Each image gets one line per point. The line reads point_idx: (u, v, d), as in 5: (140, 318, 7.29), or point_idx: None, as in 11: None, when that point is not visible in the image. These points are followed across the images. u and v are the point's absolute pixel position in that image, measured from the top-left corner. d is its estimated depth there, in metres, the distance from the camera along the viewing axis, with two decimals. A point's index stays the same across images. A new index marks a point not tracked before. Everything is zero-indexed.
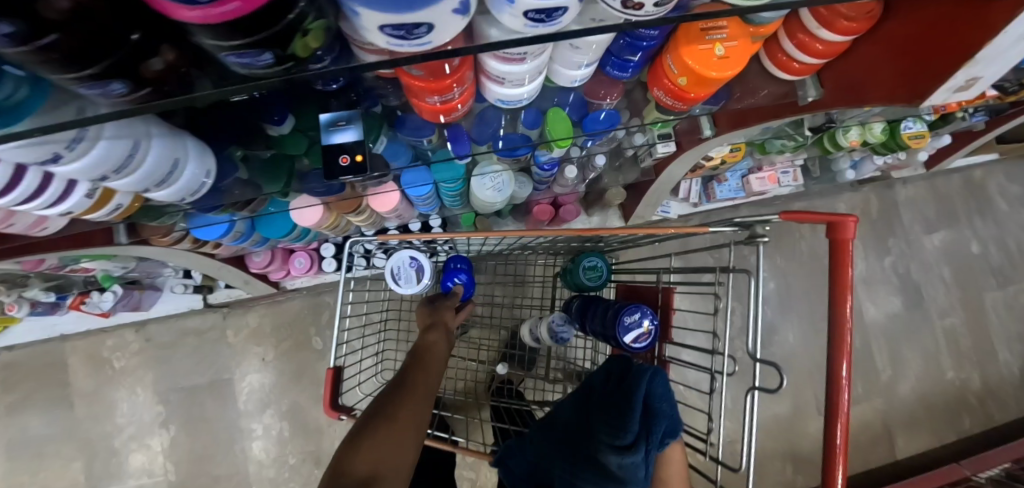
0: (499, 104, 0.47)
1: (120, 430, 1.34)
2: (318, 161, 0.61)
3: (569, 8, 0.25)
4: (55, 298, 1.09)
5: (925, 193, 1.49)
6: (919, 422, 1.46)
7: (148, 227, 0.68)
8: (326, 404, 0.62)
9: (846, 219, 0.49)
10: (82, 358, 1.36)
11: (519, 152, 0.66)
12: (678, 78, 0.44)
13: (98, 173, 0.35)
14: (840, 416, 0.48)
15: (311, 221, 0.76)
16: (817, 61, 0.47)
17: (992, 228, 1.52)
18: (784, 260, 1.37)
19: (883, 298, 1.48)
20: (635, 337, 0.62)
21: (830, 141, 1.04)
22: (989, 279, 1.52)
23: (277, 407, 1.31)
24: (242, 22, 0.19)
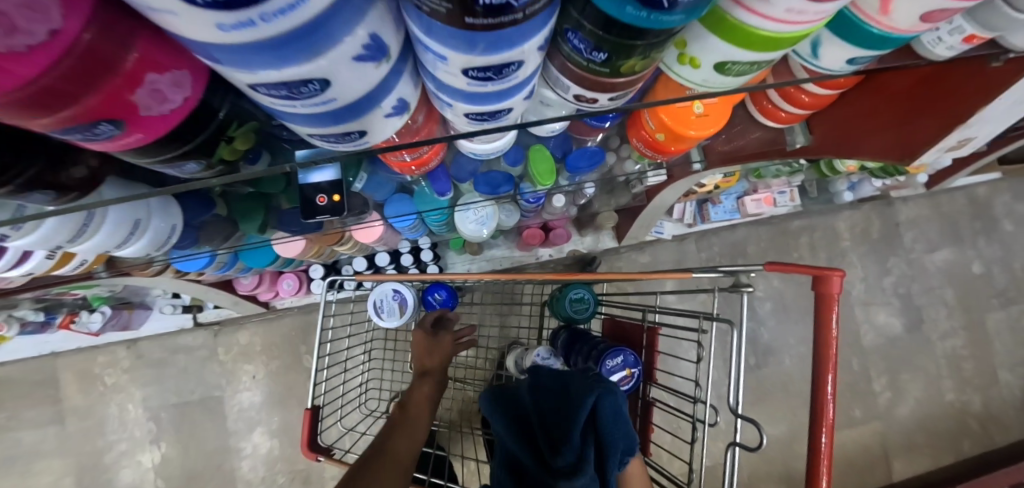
0: (473, 155, 0.46)
1: (111, 446, 1.32)
2: (295, 200, 0.60)
3: (514, 108, 0.24)
4: (44, 318, 1.10)
5: (928, 213, 1.45)
6: (918, 447, 1.41)
7: (127, 262, 0.67)
8: (303, 446, 0.61)
9: (830, 273, 0.48)
10: (73, 374, 1.34)
11: (502, 188, 0.64)
12: (655, 133, 0.43)
13: (50, 244, 0.34)
14: (823, 475, 0.47)
15: (294, 252, 0.75)
16: (802, 112, 0.46)
17: (996, 248, 1.48)
18: (781, 280, 1.35)
19: (883, 319, 1.43)
20: (617, 381, 0.60)
21: (826, 164, 1.03)
22: (992, 300, 1.48)
23: (266, 425, 1.28)
24: (153, 145, 0.19)
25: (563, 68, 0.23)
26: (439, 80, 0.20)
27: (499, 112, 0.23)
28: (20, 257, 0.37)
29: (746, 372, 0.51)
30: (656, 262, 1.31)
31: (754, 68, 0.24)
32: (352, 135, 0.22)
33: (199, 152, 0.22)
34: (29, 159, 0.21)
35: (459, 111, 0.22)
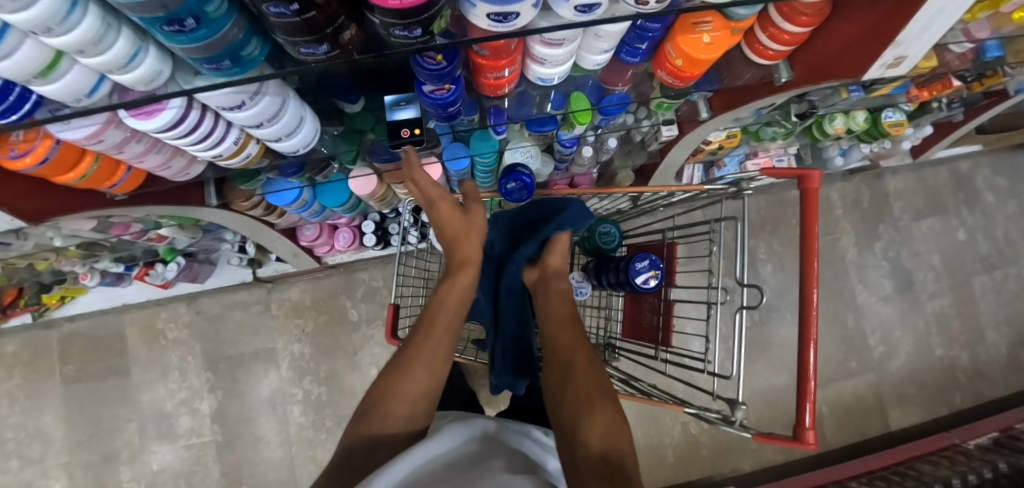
0: (538, 81, 0.61)
1: (170, 395, 1.40)
2: (383, 135, 0.75)
3: (602, 4, 0.38)
4: (124, 269, 1.22)
5: (913, 185, 1.55)
6: (910, 397, 1.49)
7: (235, 190, 0.82)
8: (387, 333, 0.74)
9: (812, 172, 0.62)
10: (138, 329, 1.43)
11: (547, 127, 0.78)
12: (676, 60, 0.57)
13: (257, 120, 0.47)
14: (812, 321, 0.60)
15: (365, 191, 0.89)
16: (786, 48, 0.60)
17: (980, 219, 1.57)
18: (781, 244, 1.48)
19: (874, 281, 1.51)
20: (643, 280, 0.74)
21: (817, 129, 1.17)
22: (976, 264, 1.56)
23: (315, 373, 1.39)
24: (412, 10, 0.33)
25: None
26: None
27: (594, 5, 0.38)
28: (218, 141, 0.50)
29: (748, 254, 0.65)
30: None
31: None
32: (512, 15, 0.36)
33: (425, 23, 0.36)
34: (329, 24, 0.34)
35: (572, 4, 0.38)
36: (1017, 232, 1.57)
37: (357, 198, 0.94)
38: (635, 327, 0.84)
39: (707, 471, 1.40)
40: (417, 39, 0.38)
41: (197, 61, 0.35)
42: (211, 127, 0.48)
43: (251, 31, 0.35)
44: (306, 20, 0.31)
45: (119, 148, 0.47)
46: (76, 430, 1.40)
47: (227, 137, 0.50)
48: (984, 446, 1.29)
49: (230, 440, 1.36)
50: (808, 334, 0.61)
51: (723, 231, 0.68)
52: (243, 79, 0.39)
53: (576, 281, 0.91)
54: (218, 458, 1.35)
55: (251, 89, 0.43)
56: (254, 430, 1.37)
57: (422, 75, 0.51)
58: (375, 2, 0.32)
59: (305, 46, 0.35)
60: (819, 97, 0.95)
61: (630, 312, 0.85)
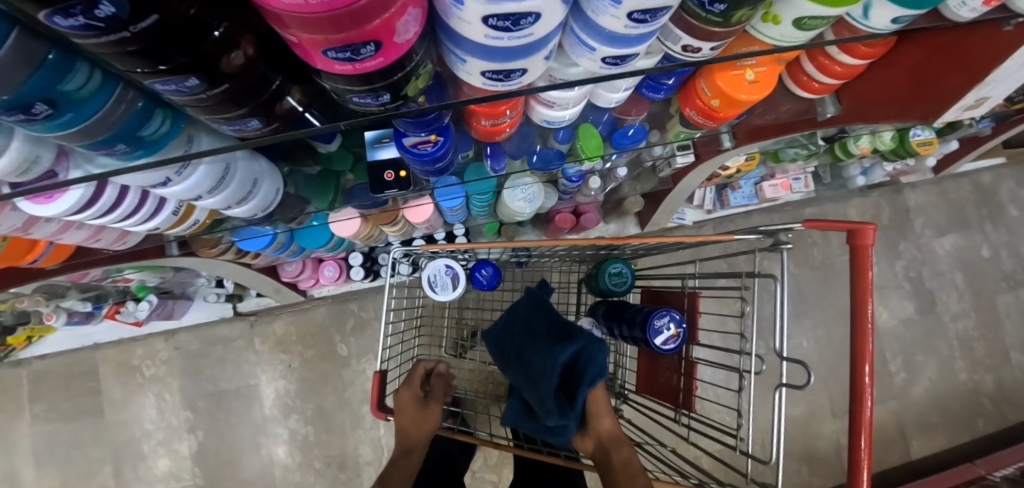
0: (543, 124, 0.51)
1: (148, 436, 1.31)
2: (364, 177, 0.66)
3: (639, 53, 0.29)
4: (92, 308, 1.11)
5: (935, 199, 1.46)
6: (932, 424, 1.41)
7: (199, 239, 0.72)
8: (373, 405, 0.65)
9: (864, 226, 0.53)
10: (112, 366, 1.33)
11: (553, 166, 0.70)
12: (711, 100, 0.48)
13: (194, 193, 0.38)
14: (867, 399, 0.51)
15: (349, 232, 0.80)
16: (835, 81, 0.51)
17: (1004, 234, 1.49)
18: (795, 265, 1.39)
19: (896, 303, 1.42)
20: (664, 339, 0.65)
21: (839, 149, 1.08)
22: (1000, 282, 1.47)
23: (302, 412, 1.30)
24: (373, 73, 0.23)
25: (677, 20, 0.29)
26: (590, 22, 0.26)
27: (629, 55, 0.29)
28: (152, 213, 0.41)
29: (788, 317, 0.56)
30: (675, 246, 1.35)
31: (824, 23, 0.33)
32: (516, 72, 0.27)
33: (398, 85, 0.26)
34: (256, 93, 0.24)
35: (598, 55, 0.28)
36: None
37: (341, 238, 0.85)
38: (653, 384, 0.75)
39: None
40: (384, 106, 0.28)
41: (81, 147, 0.26)
42: (138, 201, 0.39)
43: (151, 102, 0.26)
44: (216, 93, 0.22)
45: (24, 230, 0.37)
46: (47, 474, 1.30)
47: (162, 209, 0.42)
48: (1013, 479, 1.22)
49: (212, 484, 1.28)
50: (862, 414, 0.52)
51: (756, 289, 0.59)
52: (151, 162, 0.29)
53: (583, 329, 0.81)
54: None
55: (176, 164, 0.33)
56: (240, 473, 1.28)
57: (401, 126, 0.41)
58: (318, 67, 0.22)
59: (228, 121, 0.26)
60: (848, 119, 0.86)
61: (646, 366, 0.76)
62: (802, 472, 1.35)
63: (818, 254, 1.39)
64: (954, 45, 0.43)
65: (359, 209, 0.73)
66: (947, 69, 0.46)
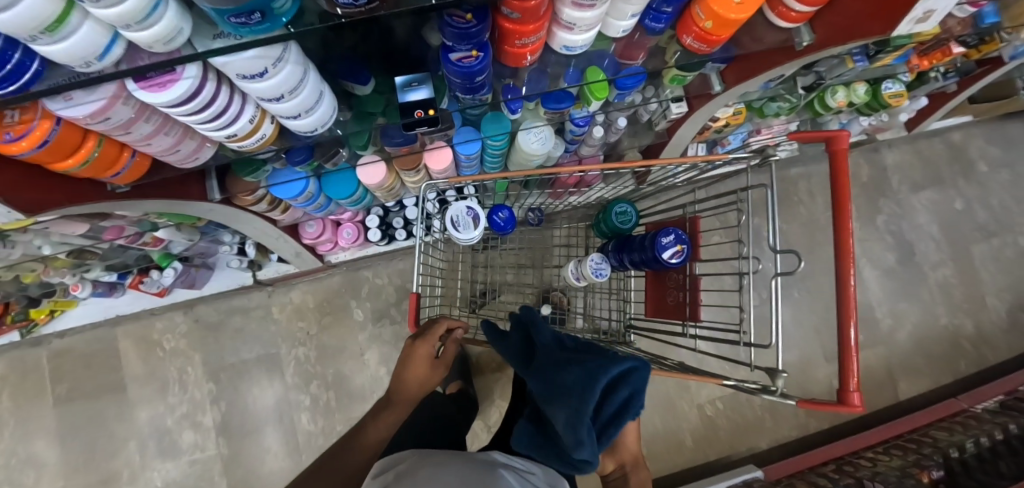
0: (563, 50, 0.59)
1: (170, 410, 1.30)
2: (396, 117, 0.72)
3: None
4: (117, 278, 1.16)
5: (910, 157, 1.55)
6: (920, 368, 1.47)
7: (238, 183, 0.79)
8: (411, 323, 0.71)
9: (841, 133, 0.61)
10: (133, 342, 1.32)
11: (564, 105, 0.76)
12: (704, 22, 0.56)
13: (278, 93, 0.47)
14: (851, 278, 0.59)
15: (374, 180, 0.86)
16: (809, 10, 0.58)
17: (975, 189, 1.55)
18: (785, 222, 1.47)
19: (876, 254, 1.49)
20: (670, 255, 0.73)
21: (819, 104, 1.17)
22: (974, 233, 1.53)
23: (322, 377, 1.31)
24: None
25: None
26: None
27: None
28: (234, 119, 0.50)
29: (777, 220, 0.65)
30: None
31: None
32: None
33: None
34: None
35: None
36: (1012, 201, 1.55)
37: (365, 187, 0.91)
38: (659, 306, 0.83)
39: (724, 452, 1.39)
40: None
41: (221, 13, 0.32)
42: (226, 101, 0.47)
43: None
44: None
45: (127, 128, 0.45)
46: (69, 452, 1.30)
47: (242, 114, 0.50)
48: (994, 409, 1.31)
49: (236, 453, 1.28)
50: (847, 292, 0.60)
51: (750, 200, 0.67)
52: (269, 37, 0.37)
53: (594, 263, 0.87)
54: (225, 472, 1.28)
55: (276, 56, 0.42)
56: (263, 442, 1.29)
57: (449, 38, 0.48)
58: None
59: None
60: (823, 65, 0.95)
61: (651, 290, 0.85)
62: (801, 415, 1.43)
63: (805, 210, 1.48)
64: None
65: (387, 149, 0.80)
66: None
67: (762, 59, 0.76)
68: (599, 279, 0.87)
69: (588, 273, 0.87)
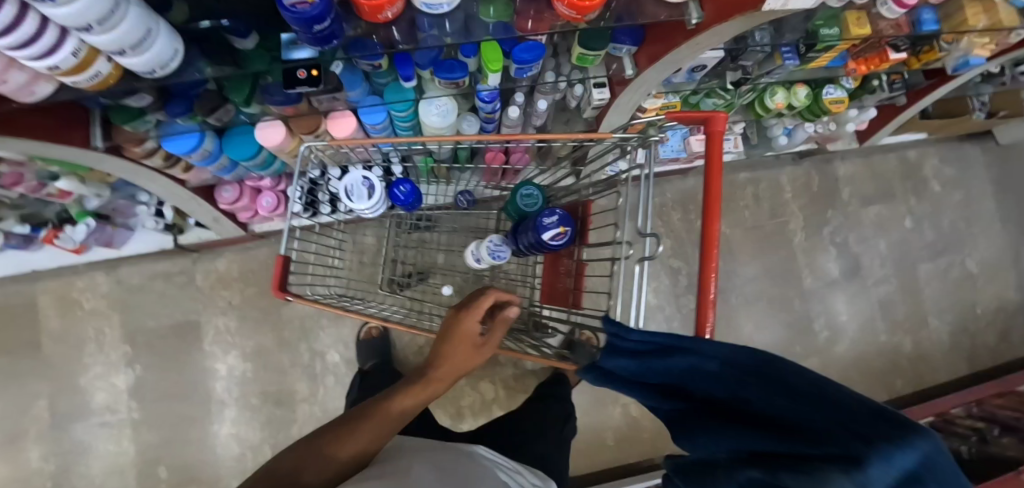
0: (425, 9, 0.56)
1: (84, 370, 1.27)
2: (279, 77, 0.70)
3: None
4: (29, 230, 1.11)
5: (862, 170, 1.53)
6: (855, 382, 1.44)
7: (124, 132, 0.76)
8: (274, 285, 0.68)
9: (717, 115, 0.58)
10: (53, 297, 1.28)
11: (456, 75, 0.72)
12: None
13: (83, 22, 0.43)
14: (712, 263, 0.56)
15: (274, 142, 0.83)
16: None
17: (928, 207, 1.54)
18: (729, 226, 1.45)
19: (821, 265, 1.48)
20: (552, 236, 0.70)
21: (759, 105, 1.15)
22: (921, 251, 1.52)
23: (241, 348, 1.30)
24: None
25: None
26: None
27: None
28: (47, 52, 0.46)
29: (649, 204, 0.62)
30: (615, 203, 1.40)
31: None
32: None
33: None
34: None
35: None
36: (962, 221, 1.53)
37: (268, 150, 0.88)
38: (552, 291, 0.80)
39: (646, 454, 1.37)
40: None
41: None
42: (34, 31, 0.43)
43: None
44: None
45: None
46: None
47: (60, 48, 0.47)
48: None
49: (148, 418, 1.26)
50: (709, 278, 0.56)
51: (629, 184, 0.65)
52: None
53: (493, 244, 0.85)
54: (134, 436, 1.26)
55: None
56: (178, 408, 1.27)
57: None
58: None
59: None
60: (748, 61, 0.92)
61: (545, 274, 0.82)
62: None
63: (750, 215, 1.46)
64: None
65: (278, 110, 0.77)
66: None
67: (666, 40, 0.72)
68: (497, 261, 0.84)
69: (486, 253, 0.85)
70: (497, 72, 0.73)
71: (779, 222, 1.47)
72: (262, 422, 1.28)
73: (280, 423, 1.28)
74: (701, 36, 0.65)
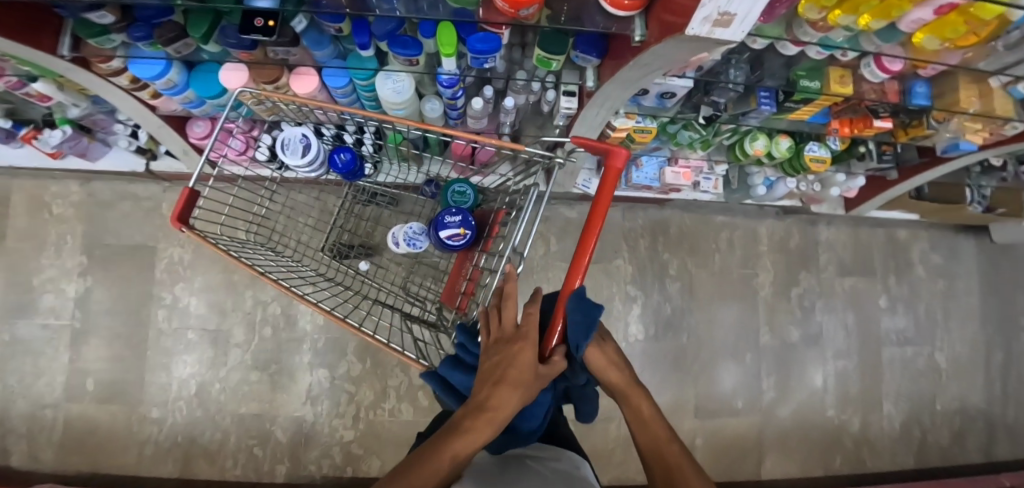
0: None
1: (39, 270, 1.31)
2: (235, 20, 0.71)
3: None
4: (10, 126, 1.10)
5: (846, 238, 1.49)
6: (791, 451, 1.39)
7: (90, 47, 0.76)
8: (173, 213, 0.66)
9: (620, 149, 0.52)
10: (24, 196, 1.33)
11: (411, 53, 0.72)
12: None
13: None
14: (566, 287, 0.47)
15: (235, 86, 0.84)
16: None
17: (905, 290, 1.50)
18: (696, 266, 1.42)
19: (782, 326, 1.44)
20: (451, 234, 0.70)
21: (739, 149, 1.11)
22: (890, 333, 1.47)
23: (190, 282, 1.33)
24: None
25: None
26: None
27: None
28: None
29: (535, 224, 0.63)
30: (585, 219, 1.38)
31: None
32: None
33: None
34: None
35: None
36: (939, 312, 1.49)
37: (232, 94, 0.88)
38: (453, 291, 0.80)
39: None
40: None
41: None
42: None
43: None
44: None
45: None
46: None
47: None
48: None
49: (87, 329, 1.30)
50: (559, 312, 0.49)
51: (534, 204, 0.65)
52: None
53: (411, 231, 0.85)
54: (71, 345, 1.29)
55: None
56: (117, 326, 1.30)
57: None
58: None
59: None
60: (722, 97, 0.90)
61: (453, 271, 0.82)
62: None
63: (719, 259, 1.43)
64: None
65: (237, 54, 0.77)
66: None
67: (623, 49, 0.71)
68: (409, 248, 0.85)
69: (401, 238, 0.85)
70: (451, 56, 0.73)
71: (748, 273, 1.44)
72: (192, 357, 1.30)
73: (210, 362, 1.30)
74: (646, 56, 0.64)
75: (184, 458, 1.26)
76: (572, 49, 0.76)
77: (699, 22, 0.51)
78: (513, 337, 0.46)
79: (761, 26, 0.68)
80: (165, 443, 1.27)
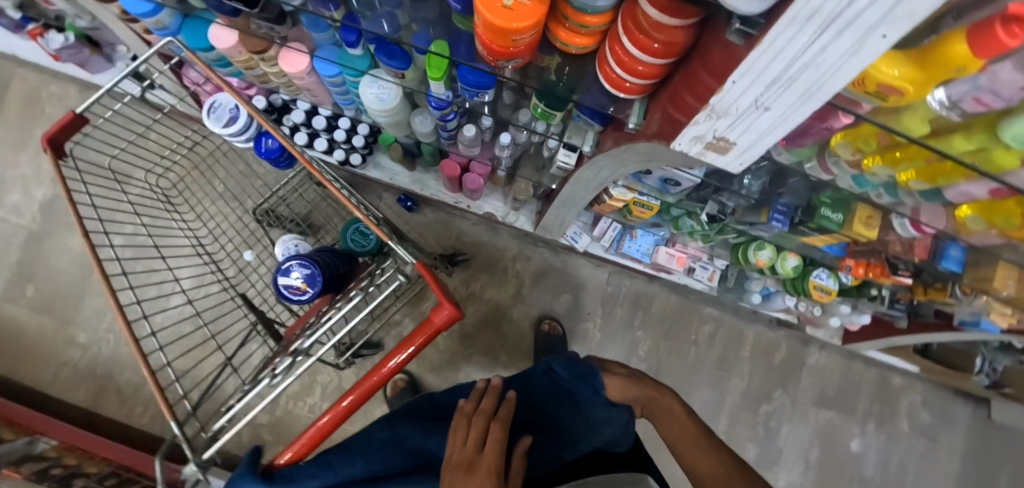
0: None
1: (15, 164, 1.29)
2: None
3: None
4: (20, 18, 1.06)
5: (835, 368, 1.38)
6: None
7: None
8: (45, 132, 0.55)
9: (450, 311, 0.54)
10: (23, 87, 1.30)
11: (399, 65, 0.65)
12: (484, 30, 0.44)
13: None
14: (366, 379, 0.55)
15: (224, 45, 0.73)
16: (642, 83, 0.47)
17: (883, 440, 1.38)
18: (669, 352, 1.32)
19: (740, 439, 1.33)
20: (289, 287, 0.65)
21: (743, 252, 1.01)
22: (852, 481, 1.36)
23: None
24: None
25: None
26: None
27: None
28: None
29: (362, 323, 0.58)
30: (566, 271, 1.30)
31: None
32: None
33: None
34: None
35: None
36: (911, 474, 1.37)
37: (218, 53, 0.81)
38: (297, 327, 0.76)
39: None
40: None
41: None
42: None
43: None
44: None
45: None
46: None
47: None
48: None
49: (43, 235, 1.27)
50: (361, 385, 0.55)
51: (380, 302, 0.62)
52: None
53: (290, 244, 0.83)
54: (23, 246, 1.26)
55: None
56: (71, 241, 1.27)
57: None
58: None
59: None
60: (731, 201, 0.80)
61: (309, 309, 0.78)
62: None
63: (694, 352, 1.33)
64: (709, 56, 0.37)
65: (225, 17, 0.69)
66: (688, 90, 0.42)
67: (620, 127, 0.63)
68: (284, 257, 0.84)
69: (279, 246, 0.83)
70: (440, 81, 0.64)
71: (720, 374, 1.34)
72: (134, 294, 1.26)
73: None
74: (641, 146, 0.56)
75: (97, 392, 1.22)
76: (574, 109, 0.68)
77: (689, 139, 0.45)
78: (466, 465, 0.46)
79: (781, 152, 0.58)
80: (84, 371, 1.23)
